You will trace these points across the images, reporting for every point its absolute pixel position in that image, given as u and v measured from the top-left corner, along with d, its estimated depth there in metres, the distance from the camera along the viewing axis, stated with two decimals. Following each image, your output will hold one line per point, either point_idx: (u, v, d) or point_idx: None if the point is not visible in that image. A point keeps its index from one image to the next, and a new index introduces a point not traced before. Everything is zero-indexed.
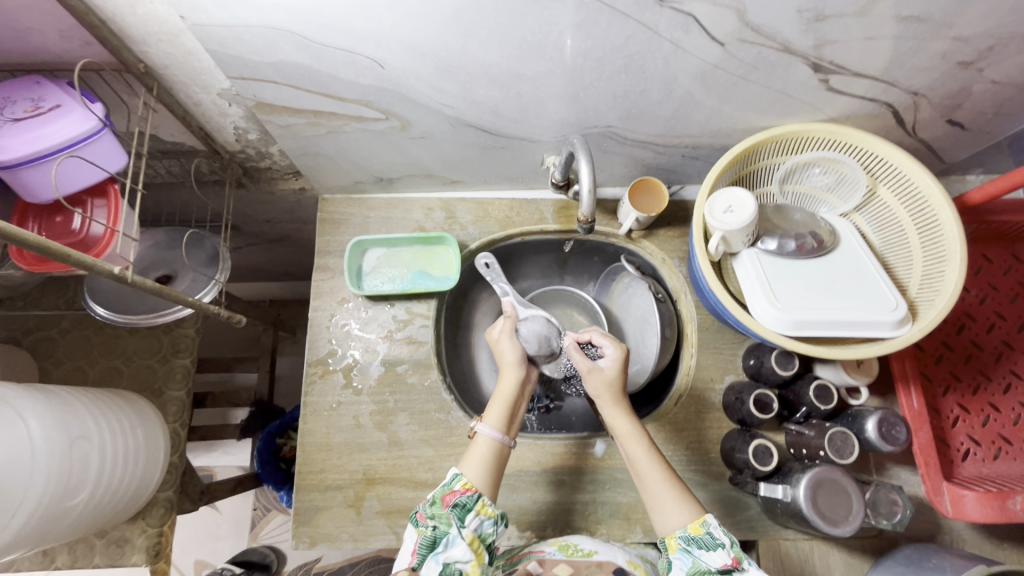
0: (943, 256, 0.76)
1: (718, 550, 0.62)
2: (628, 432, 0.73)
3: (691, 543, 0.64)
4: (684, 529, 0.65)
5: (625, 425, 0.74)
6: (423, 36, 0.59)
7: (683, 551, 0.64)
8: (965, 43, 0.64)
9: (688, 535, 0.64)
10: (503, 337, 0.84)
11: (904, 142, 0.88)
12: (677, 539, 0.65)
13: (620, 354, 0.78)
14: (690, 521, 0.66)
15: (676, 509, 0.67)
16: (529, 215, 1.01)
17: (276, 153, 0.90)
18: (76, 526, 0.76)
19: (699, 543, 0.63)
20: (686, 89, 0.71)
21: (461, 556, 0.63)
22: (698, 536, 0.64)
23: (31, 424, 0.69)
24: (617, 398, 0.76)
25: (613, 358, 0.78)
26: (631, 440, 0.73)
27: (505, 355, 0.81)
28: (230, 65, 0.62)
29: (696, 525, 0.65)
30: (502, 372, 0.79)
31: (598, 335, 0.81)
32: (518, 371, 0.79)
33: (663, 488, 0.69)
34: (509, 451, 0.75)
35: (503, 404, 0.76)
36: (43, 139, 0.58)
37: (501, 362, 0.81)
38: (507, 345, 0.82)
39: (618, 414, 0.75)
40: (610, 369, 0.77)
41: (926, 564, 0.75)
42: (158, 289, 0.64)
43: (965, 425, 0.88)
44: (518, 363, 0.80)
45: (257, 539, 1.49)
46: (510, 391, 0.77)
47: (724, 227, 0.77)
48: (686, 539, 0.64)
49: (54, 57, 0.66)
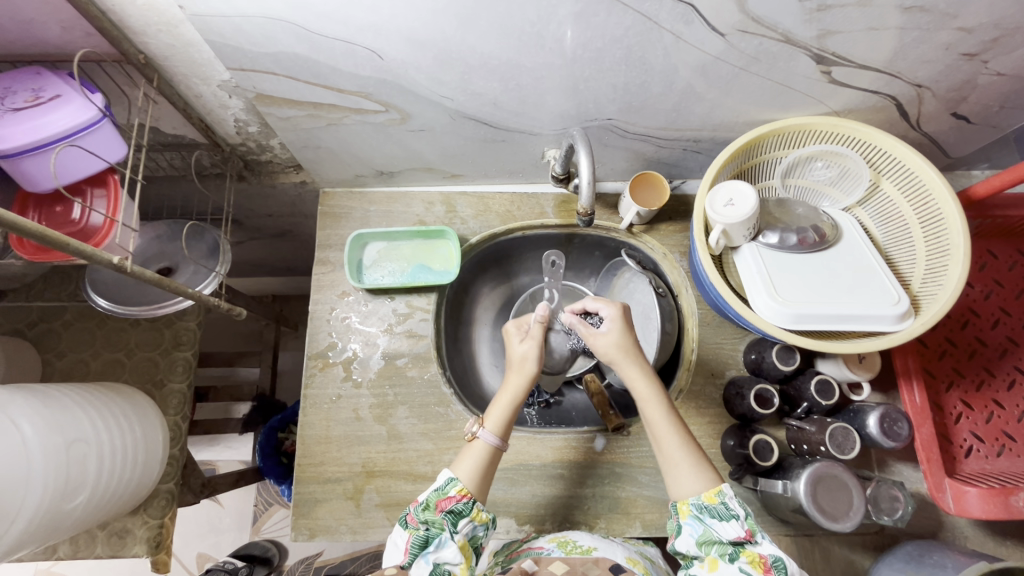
0: (946, 250, 0.75)
1: (730, 521, 0.62)
2: (647, 396, 0.72)
3: (704, 511, 0.64)
4: (697, 497, 0.65)
5: (641, 387, 0.72)
6: (421, 26, 0.59)
7: (695, 518, 0.65)
8: (970, 34, 0.64)
9: (702, 503, 0.65)
10: (525, 341, 0.78)
11: (908, 136, 0.88)
12: (689, 505, 0.66)
13: (617, 313, 0.76)
14: (705, 490, 0.66)
15: (691, 476, 0.67)
16: (529, 209, 1.00)
17: (276, 146, 0.90)
18: (79, 524, 0.77)
19: (711, 513, 0.64)
20: (687, 81, 0.71)
21: (452, 557, 0.63)
22: (711, 505, 0.64)
23: (26, 429, 0.69)
24: (627, 357, 0.74)
25: (611, 318, 0.76)
26: (650, 405, 0.71)
27: (523, 360, 0.77)
28: (229, 56, 0.62)
29: (711, 495, 0.65)
30: (510, 375, 0.77)
31: (591, 301, 0.79)
32: (530, 375, 0.76)
33: (677, 452, 0.68)
34: (505, 453, 0.74)
35: (504, 409, 0.74)
36: (44, 128, 0.59)
37: (514, 365, 0.77)
38: (527, 348, 0.77)
39: (635, 375, 0.73)
40: (614, 331, 0.75)
41: (927, 561, 0.74)
42: (158, 280, 0.64)
43: (968, 421, 0.87)
44: (534, 372, 0.76)
45: (258, 533, 1.49)
46: (513, 397, 0.75)
47: (725, 220, 0.76)
48: (700, 507, 0.65)
49: (56, 48, 0.67)
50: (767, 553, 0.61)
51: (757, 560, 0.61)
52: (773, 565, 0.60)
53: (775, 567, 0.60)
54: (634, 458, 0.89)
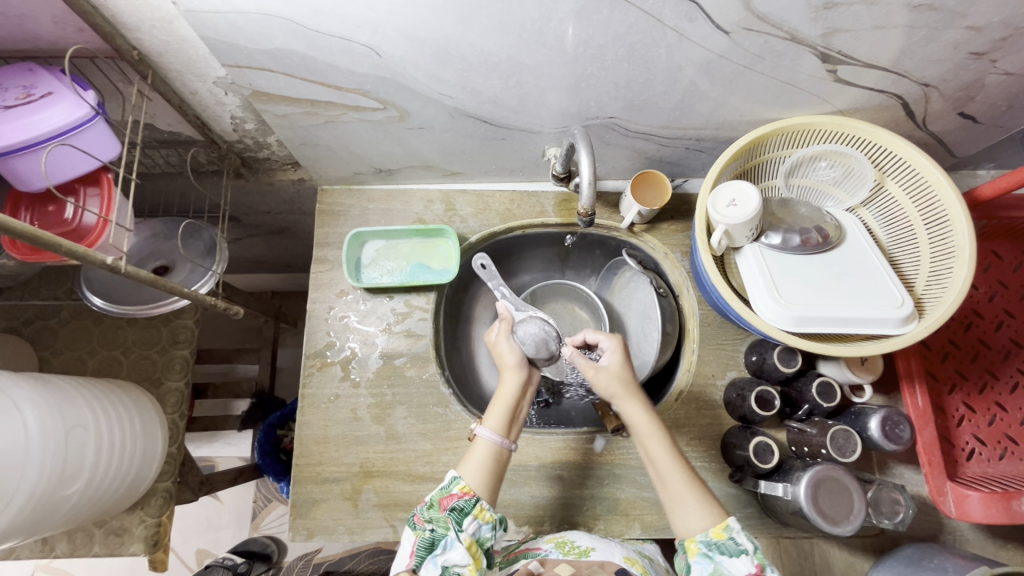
0: (951, 253, 0.74)
1: (740, 557, 0.61)
2: (649, 431, 0.71)
3: (713, 548, 0.63)
4: (705, 534, 0.64)
5: (646, 424, 0.71)
6: (418, 23, 0.58)
7: (704, 555, 0.63)
8: (979, 33, 0.62)
9: (710, 539, 0.63)
10: (501, 339, 0.82)
11: (914, 135, 0.86)
12: (698, 542, 0.64)
13: (617, 345, 0.76)
14: (712, 525, 0.64)
15: (697, 511, 0.66)
16: (529, 208, 0.99)
17: (274, 143, 0.89)
18: (73, 514, 0.76)
19: (721, 548, 0.62)
20: (690, 79, 0.70)
21: (460, 560, 0.62)
22: (720, 541, 0.63)
23: (27, 413, 0.69)
24: (629, 392, 0.74)
25: (612, 351, 0.76)
26: (651, 440, 0.71)
27: (504, 356, 0.79)
28: (224, 52, 0.61)
29: (719, 530, 0.63)
30: (503, 374, 0.77)
31: (591, 333, 0.78)
32: (516, 367, 0.77)
33: (682, 488, 0.67)
34: (510, 455, 0.73)
35: (503, 407, 0.74)
36: (34, 127, 0.58)
37: (500, 363, 0.79)
38: (505, 345, 0.80)
39: (636, 410, 0.72)
40: (615, 363, 0.75)
41: (928, 565, 0.74)
42: (153, 280, 0.63)
43: (971, 424, 0.86)
44: (517, 364, 0.77)
45: (257, 529, 1.49)
46: (511, 393, 0.75)
47: (728, 220, 0.75)
48: (708, 544, 0.63)
49: (47, 43, 0.66)
50: None
51: None
52: None
53: None
54: (633, 459, 0.88)
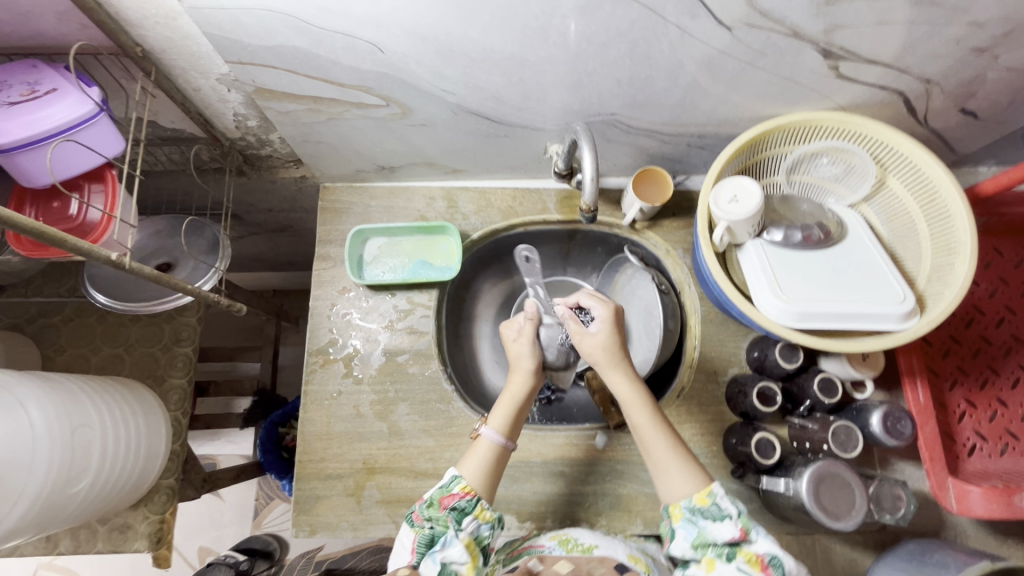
0: (952, 248, 0.74)
1: (724, 521, 0.62)
2: (632, 400, 0.72)
3: (697, 513, 0.64)
4: (689, 500, 0.65)
5: (628, 391, 0.72)
6: (422, 19, 0.58)
7: (688, 521, 0.64)
8: (980, 28, 0.63)
9: (693, 505, 0.64)
10: (519, 340, 0.79)
11: (915, 132, 0.86)
12: (681, 508, 0.65)
13: (607, 314, 0.76)
14: (696, 491, 0.65)
15: (680, 477, 0.67)
16: (532, 205, 1.00)
17: (276, 141, 0.89)
18: (81, 512, 0.76)
19: (704, 514, 0.63)
20: (692, 76, 0.70)
21: (458, 557, 0.62)
22: (704, 507, 0.64)
23: (33, 412, 0.69)
24: (615, 362, 0.74)
25: (602, 320, 0.76)
26: (635, 409, 0.71)
27: (520, 358, 0.78)
28: (228, 49, 0.61)
29: (702, 496, 0.64)
30: (513, 375, 0.77)
31: (584, 298, 0.78)
32: (529, 372, 0.76)
33: (665, 455, 0.68)
34: (511, 454, 0.74)
35: (508, 409, 0.74)
36: (39, 123, 0.58)
37: (513, 363, 0.78)
38: (523, 347, 0.78)
39: (620, 379, 0.73)
40: (602, 333, 0.75)
41: (929, 559, 0.74)
42: (156, 276, 0.63)
43: (972, 420, 0.87)
44: (532, 369, 0.77)
45: (258, 527, 1.50)
46: (517, 395, 0.75)
47: (729, 217, 0.76)
48: (692, 510, 0.64)
49: (50, 40, 0.66)
50: (763, 552, 0.59)
51: (754, 559, 0.59)
52: (769, 563, 0.58)
53: (771, 564, 0.58)
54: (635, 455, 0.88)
